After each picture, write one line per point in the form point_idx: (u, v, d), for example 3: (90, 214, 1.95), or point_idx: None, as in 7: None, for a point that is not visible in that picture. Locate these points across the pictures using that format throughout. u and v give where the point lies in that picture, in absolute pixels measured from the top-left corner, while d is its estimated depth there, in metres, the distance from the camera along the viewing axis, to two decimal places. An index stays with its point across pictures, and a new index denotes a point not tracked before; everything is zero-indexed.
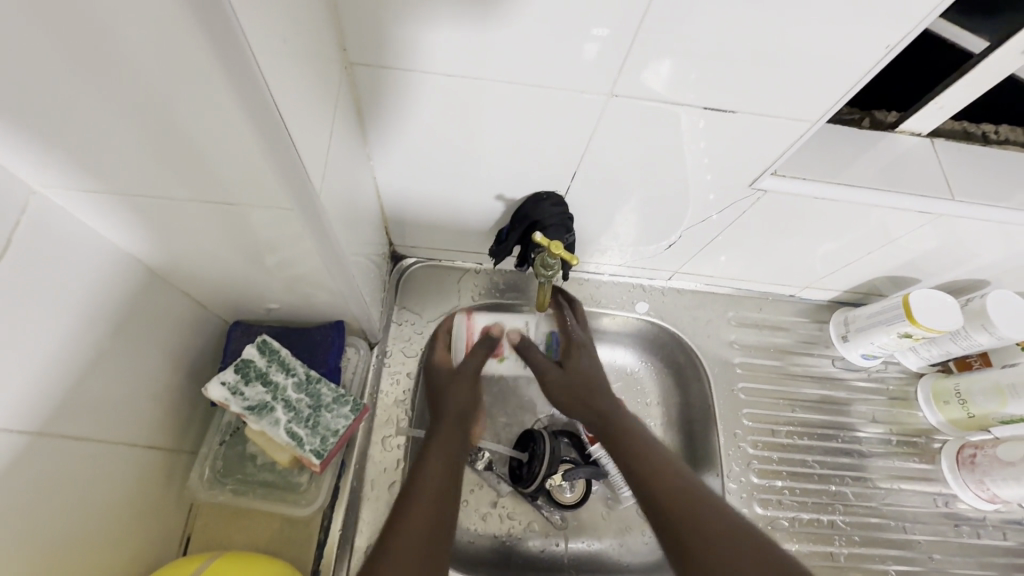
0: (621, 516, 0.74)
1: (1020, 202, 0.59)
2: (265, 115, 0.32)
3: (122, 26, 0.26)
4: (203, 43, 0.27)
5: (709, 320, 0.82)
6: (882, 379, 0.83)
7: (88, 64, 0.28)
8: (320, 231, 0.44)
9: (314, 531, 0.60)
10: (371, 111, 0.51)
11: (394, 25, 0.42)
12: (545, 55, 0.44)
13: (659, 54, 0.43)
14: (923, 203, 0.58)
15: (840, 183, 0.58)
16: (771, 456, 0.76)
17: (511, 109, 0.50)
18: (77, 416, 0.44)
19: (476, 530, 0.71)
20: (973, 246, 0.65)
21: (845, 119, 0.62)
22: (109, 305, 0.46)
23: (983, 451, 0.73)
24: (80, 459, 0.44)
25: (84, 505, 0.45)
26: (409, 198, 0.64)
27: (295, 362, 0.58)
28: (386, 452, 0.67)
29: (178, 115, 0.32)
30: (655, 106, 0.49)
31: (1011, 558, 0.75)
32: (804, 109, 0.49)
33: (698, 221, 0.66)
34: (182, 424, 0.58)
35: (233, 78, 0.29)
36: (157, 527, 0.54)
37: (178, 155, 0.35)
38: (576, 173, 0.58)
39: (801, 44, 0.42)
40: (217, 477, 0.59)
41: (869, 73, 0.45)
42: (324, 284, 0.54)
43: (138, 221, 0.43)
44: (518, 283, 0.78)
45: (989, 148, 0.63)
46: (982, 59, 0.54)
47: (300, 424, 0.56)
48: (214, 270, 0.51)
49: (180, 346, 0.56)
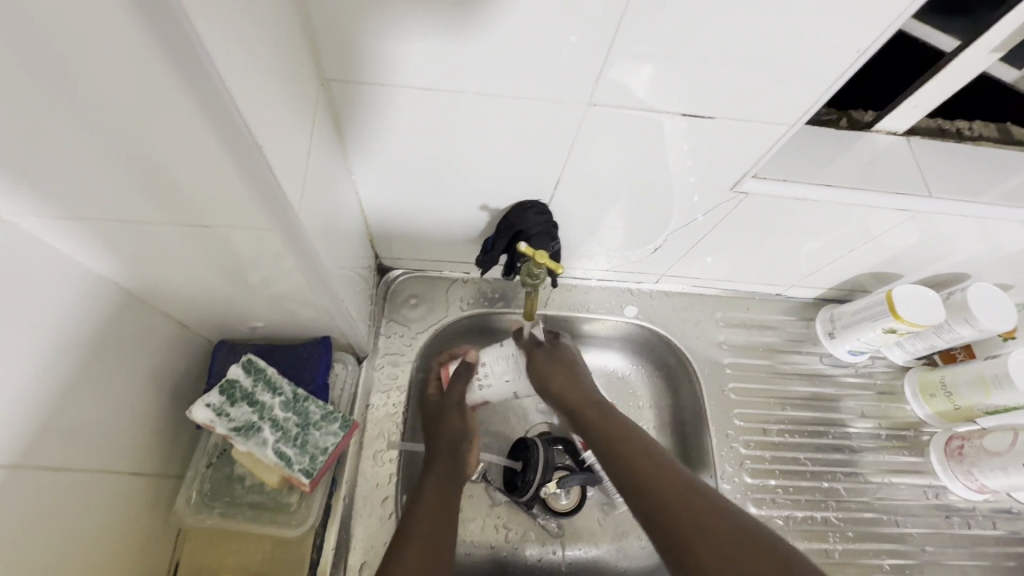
0: (617, 520, 0.74)
1: (995, 196, 0.60)
2: (236, 133, 0.32)
3: (87, 51, 0.26)
4: (168, 61, 0.27)
5: (697, 321, 0.83)
6: (870, 373, 0.84)
7: (54, 92, 0.28)
8: (300, 248, 0.44)
9: (307, 552, 0.59)
10: (350, 126, 0.51)
11: (368, 41, 0.42)
12: (523, 63, 0.44)
13: (636, 60, 0.44)
14: (902, 201, 0.59)
15: (820, 183, 0.58)
16: (763, 455, 0.76)
17: (492, 119, 0.50)
18: (56, 445, 0.43)
19: (473, 541, 0.70)
20: (952, 241, 0.66)
21: (822, 120, 0.64)
22: (86, 331, 0.45)
23: (971, 442, 0.74)
24: (61, 491, 0.43)
25: (67, 535, 0.44)
26: (392, 211, 0.64)
27: (281, 381, 0.57)
28: (379, 467, 0.66)
29: (149, 139, 0.31)
30: (635, 112, 0.49)
31: (1002, 547, 0.76)
32: (782, 112, 0.49)
33: (683, 223, 0.66)
34: (167, 448, 0.57)
35: (201, 98, 0.29)
36: (143, 554, 0.53)
37: (150, 178, 0.35)
38: (558, 180, 0.58)
39: (777, 49, 0.43)
40: (204, 500, 0.57)
41: (844, 74, 0.46)
42: (309, 301, 0.54)
43: (114, 247, 0.42)
44: (507, 291, 0.78)
45: (964, 144, 0.64)
46: (951, 60, 0.55)
47: (288, 443, 0.56)
48: (196, 291, 0.50)
49: (161, 369, 0.55)
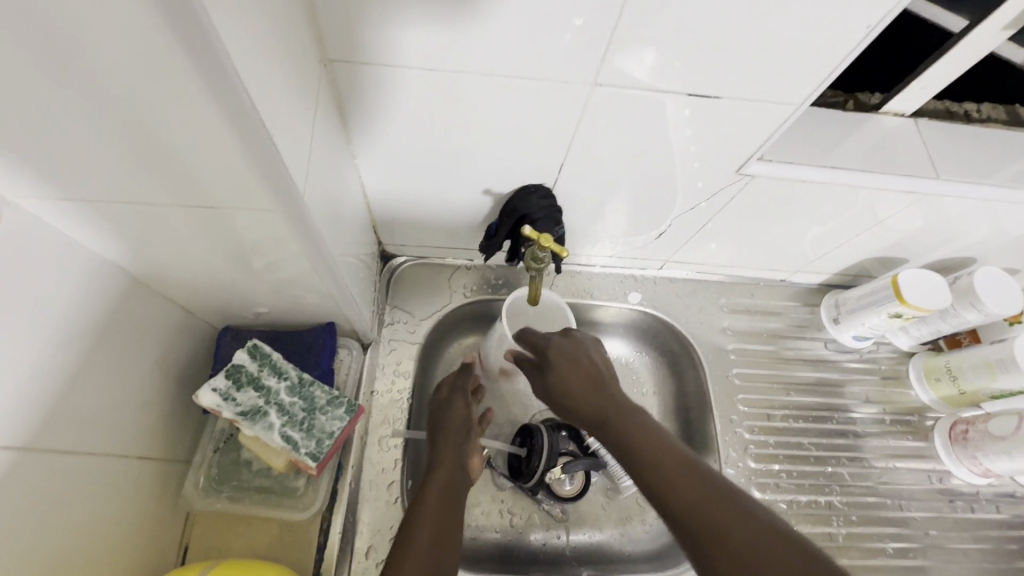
0: (621, 505, 0.74)
1: (1003, 178, 0.60)
2: (241, 111, 0.31)
3: (92, 30, 0.25)
4: (174, 39, 0.27)
5: (701, 307, 0.82)
6: (874, 359, 0.83)
7: (58, 71, 0.28)
8: (305, 232, 0.43)
9: (314, 535, 0.59)
10: (353, 108, 0.50)
11: (370, 20, 0.41)
12: (528, 43, 0.43)
13: (642, 41, 0.43)
14: (910, 183, 0.58)
15: (826, 165, 0.58)
16: (767, 440, 0.77)
17: (496, 101, 0.50)
18: (65, 430, 0.43)
19: (479, 526, 0.71)
20: (958, 224, 0.66)
21: (828, 102, 0.63)
22: (92, 315, 0.45)
23: (976, 426, 0.74)
24: (69, 475, 0.43)
25: (76, 518, 0.44)
26: (396, 197, 0.64)
27: (287, 366, 0.57)
28: (384, 453, 0.66)
29: (154, 118, 0.31)
30: (640, 94, 0.49)
31: (1005, 531, 0.76)
32: (789, 92, 0.49)
33: (688, 208, 0.66)
34: (174, 433, 0.57)
35: (206, 77, 0.29)
36: (153, 538, 0.54)
37: (154, 158, 0.34)
38: (562, 165, 0.58)
39: (785, 29, 0.42)
40: (212, 485, 0.58)
41: (852, 54, 0.45)
42: (313, 287, 0.53)
43: (119, 229, 0.42)
44: (510, 278, 0.78)
45: (972, 126, 0.63)
46: (961, 38, 0.54)
47: (294, 428, 0.56)
48: (201, 276, 0.50)
49: (167, 354, 0.55)
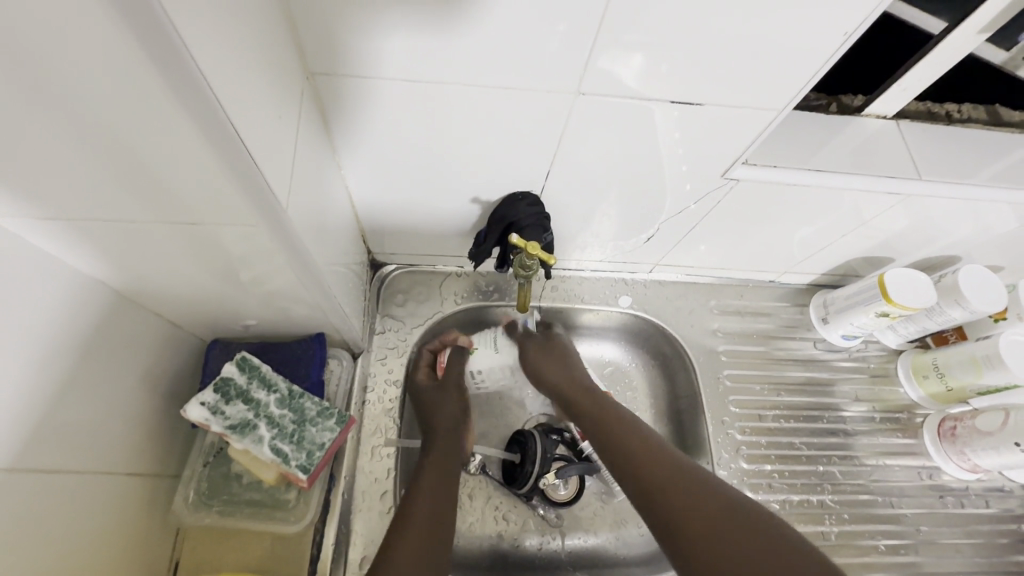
0: (615, 509, 0.75)
1: (985, 177, 0.60)
2: (219, 129, 0.31)
3: (69, 49, 0.25)
4: (146, 59, 0.27)
5: (692, 309, 0.83)
6: (863, 358, 0.84)
7: (34, 96, 0.28)
8: (289, 244, 0.43)
9: (307, 547, 0.59)
10: (339, 120, 0.50)
11: (352, 32, 0.42)
12: (512, 53, 0.44)
13: (626, 48, 0.43)
14: (893, 184, 0.59)
15: (810, 169, 0.58)
16: (759, 441, 0.77)
17: (480, 110, 0.50)
18: (51, 448, 0.43)
19: (473, 533, 0.70)
20: (941, 224, 0.67)
21: (811, 105, 0.63)
22: (76, 332, 0.45)
23: (963, 423, 0.75)
24: (54, 494, 0.43)
25: (64, 538, 0.44)
26: (384, 207, 0.64)
27: (276, 378, 0.57)
28: (377, 463, 0.66)
29: (135, 142, 0.31)
30: (626, 101, 0.49)
31: (995, 525, 0.77)
32: (769, 97, 0.49)
33: (676, 212, 0.66)
34: (162, 448, 0.57)
35: (179, 93, 0.29)
36: (143, 555, 0.53)
37: (135, 178, 0.34)
38: (549, 171, 0.58)
39: (768, 32, 0.43)
40: (201, 499, 0.57)
41: (831, 59, 0.46)
42: (302, 299, 0.54)
43: (103, 248, 0.42)
44: (501, 284, 0.78)
45: (953, 126, 0.64)
46: (940, 40, 0.55)
47: (285, 440, 0.56)
48: (186, 290, 0.50)
49: (154, 369, 0.55)
